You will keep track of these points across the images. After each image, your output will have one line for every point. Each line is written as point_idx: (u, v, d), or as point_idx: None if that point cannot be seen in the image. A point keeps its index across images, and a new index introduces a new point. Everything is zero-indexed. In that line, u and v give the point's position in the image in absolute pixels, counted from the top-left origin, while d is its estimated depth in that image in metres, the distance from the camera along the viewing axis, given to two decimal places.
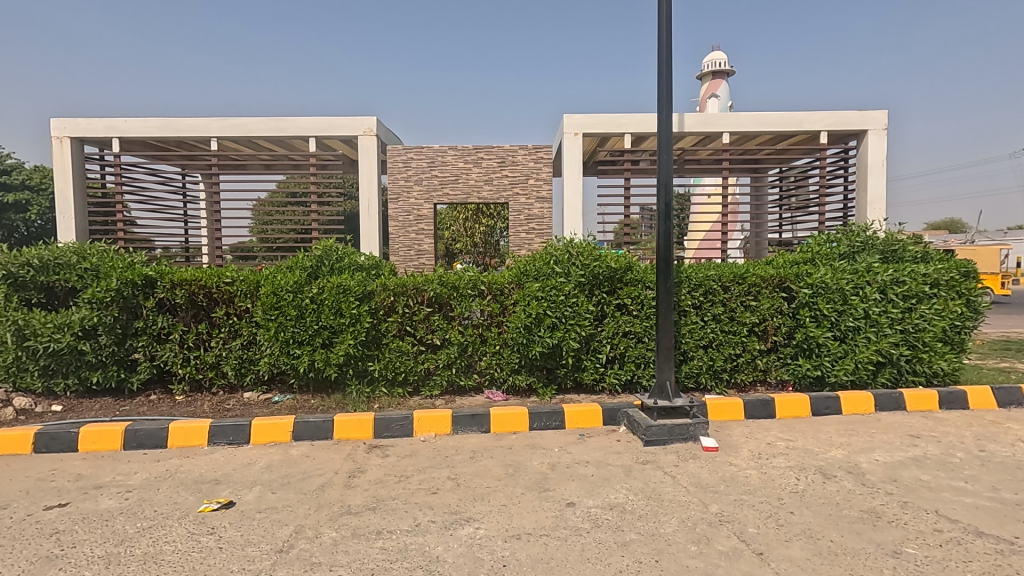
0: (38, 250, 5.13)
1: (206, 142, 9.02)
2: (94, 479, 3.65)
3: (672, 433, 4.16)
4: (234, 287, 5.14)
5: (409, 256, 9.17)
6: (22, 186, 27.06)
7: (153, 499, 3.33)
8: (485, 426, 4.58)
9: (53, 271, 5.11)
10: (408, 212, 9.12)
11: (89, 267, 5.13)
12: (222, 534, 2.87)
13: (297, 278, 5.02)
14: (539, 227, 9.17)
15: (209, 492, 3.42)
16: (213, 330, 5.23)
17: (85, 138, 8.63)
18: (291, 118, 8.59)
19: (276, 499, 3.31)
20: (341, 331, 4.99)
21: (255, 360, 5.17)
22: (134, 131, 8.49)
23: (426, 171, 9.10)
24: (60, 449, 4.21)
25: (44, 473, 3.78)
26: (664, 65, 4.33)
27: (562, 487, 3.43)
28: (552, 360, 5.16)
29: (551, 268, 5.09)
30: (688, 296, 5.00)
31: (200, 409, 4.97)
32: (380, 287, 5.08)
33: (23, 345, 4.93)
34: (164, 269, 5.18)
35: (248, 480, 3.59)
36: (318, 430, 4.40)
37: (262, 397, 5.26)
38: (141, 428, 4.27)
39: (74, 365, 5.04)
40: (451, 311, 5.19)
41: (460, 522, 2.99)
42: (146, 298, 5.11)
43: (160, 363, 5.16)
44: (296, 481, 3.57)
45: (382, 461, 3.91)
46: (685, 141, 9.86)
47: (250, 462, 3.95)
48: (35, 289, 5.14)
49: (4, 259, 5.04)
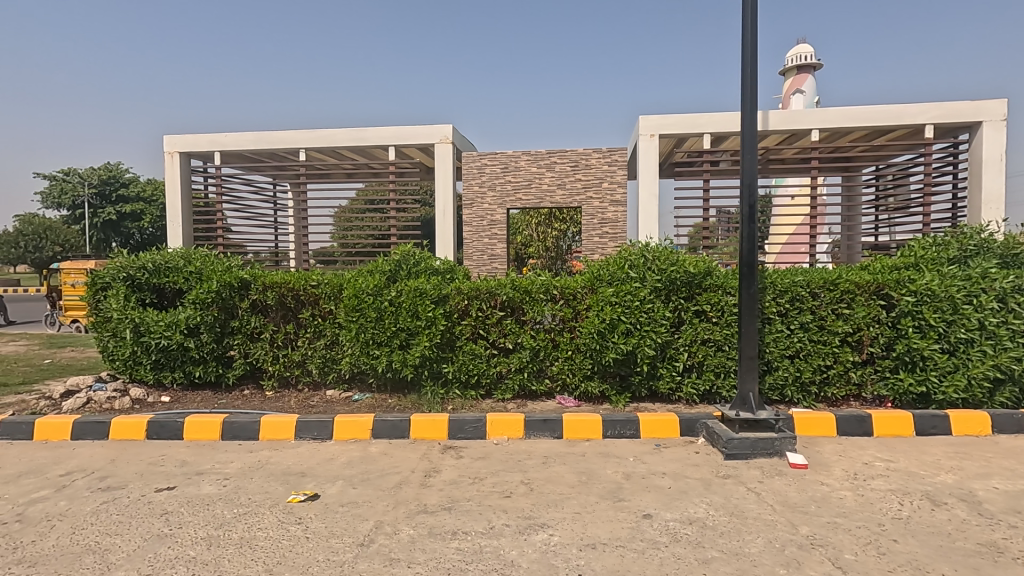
0: (151, 255, 5.68)
1: (295, 154, 9.61)
2: (196, 466, 3.96)
3: (755, 447, 3.94)
4: (319, 290, 5.43)
5: (481, 260, 9.31)
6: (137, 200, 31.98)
7: (247, 487, 3.57)
8: (558, 432, 4.54)
9: (163, 274, 5.63)
10: (482, 217, 9.28)
11: (193, 270, 5.60)
12: (309, 524, 3.02)
13: (377, 281, 5.23)
14: (613, 232, 9.03)
15: (296, 484, 3.62)
16: (300, 330, 5.54)
17: (191, 152, 9.42)
18: (372, 128, 8.98)
19: (356, 494, 3.43)
20: (417, 334, 5.12)
21: (337, 359, 5.45)
22: (233, 144, 9.19)
23: (500, 176, 9.20)
24: (167, 437, 4.61)
25: (154, 458, 4.15)
26: (748, 62, 4.14)
27: (637, 498, 3.33)
28: (626, 367, 5.05)
29: (625, 273, 4.98)
30: (773, 302, 4.73)
31: (287, 405, 5.29)
32: (454, 291, 5.18)
33: (138, 340, 5.49)
34: (257, 273, 5.55)
35: (331, 475, 3.77)
36: (396, 429, 4.55)
37: (343, 395, 5.51)
38: (235, 420, 4.59)
39: (180, 360, 5.52)
40: (523, 316, 5.21)
41: (534, 527, 2.97)
42: (241, 299, 5.50)
43: (252, 360, 5.54)
44: (375, 478, 3.70)
45: (456, 462, 3.98)
46: (768, 139, 9.36)
47: (332, 457, 4.13)
48: (148, 290, 5.69)
49: (124, 263, 5.62)
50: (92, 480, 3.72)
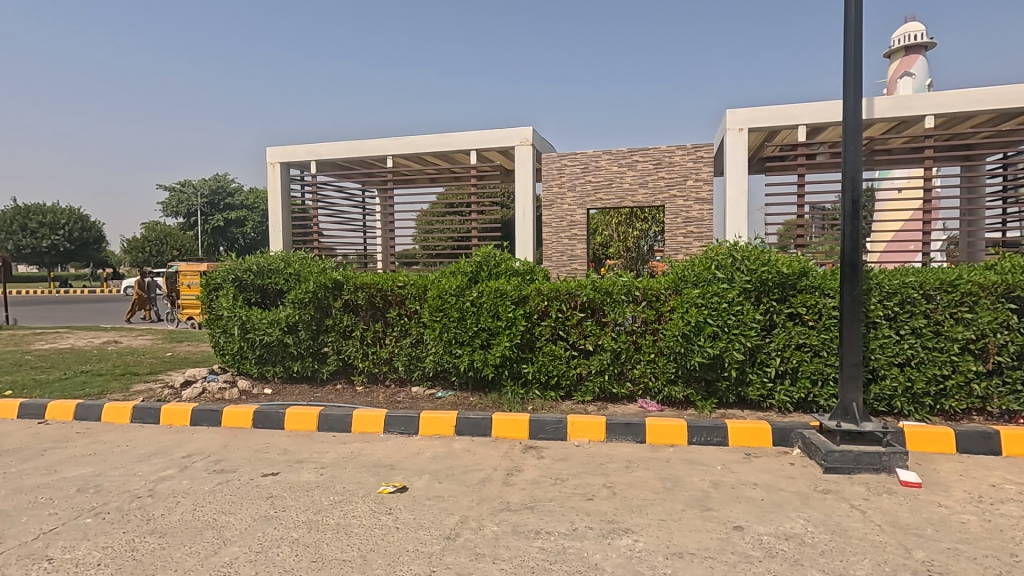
0: (256, 258, 6.18)
1: (382, 161, 10.08)
2: (296, 454, 4.26)
3: (859, 462, 3.65)
4: (405, 290, 5.66)
5: (561, 261, 9.31)
6: (238, 210, 36.25)
7: (342, 476, 3.78)
8: (640, 436, 4.45)
9: (266, 276, 6.10)
10: (562, 218, 9.28)
11: (292, 272, 6.03)
12: (398, 515, 3.16)
13: (459, 282, 5.37)
14: (698, 231, 8.71)
15: (386, 476, 3.79)
16: (387, 328, 5.79)
17: (290, 162, 10.13)
18: (454, 133, 9.25)
19: (442, 489, 3.54)
20: (498, 334, 5.20)
21: (422, 357, 5.65)
22: (328, 154, 9.79)
23: (580, 177, 9.15)
24: (271, 426, 4.99)
25: (260, 445, 4.51)
26: (851, 46, 3.85)
27: (727, 508, 3.19)
28: (712, 372, 4.85)
29: (711, 274, 4.79)
30: (880, 305, 4.36)
31: (376, 400, 5.55)
32: (534, 292, 5.22)
33: (245, 336, 5.98)
34: (349, 274, 5.87)
35: (418, 469, 3.91)
36: (478, 427, 4.65)
37: (427, 392, 5.70)
38: (330, 413, 4.89)
39: (281, 355, 5.96)
40: (603, 317, 5.15)
41: (618, 532, 2.93)
42: (334, 299, 5.84)
43: (344, 356, 5.87)
44: (459, 474, 3.80)
45: (537, 462, 4.01)
46: (873, 128, 8.64)
47: (418, 451, 4.29)
48: (253, 290, 6.19)
49: (233, 266, 6.15)
50: (209, 462, 4.10)
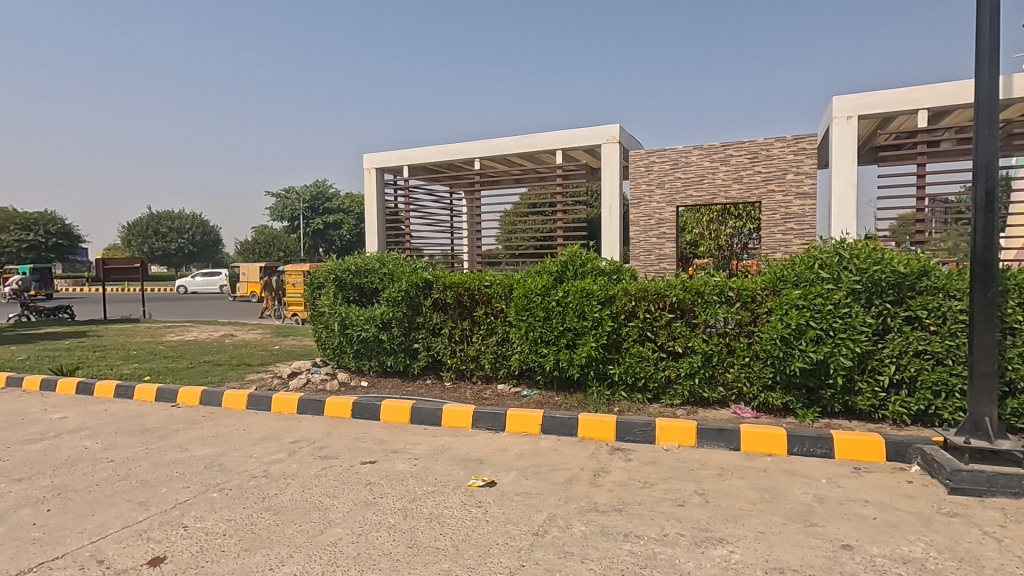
0: (354, 259, 6.58)
1: (470, 163, 10.35)
2: (391, 445, 4.49)
3: (992, 484, 3.26)
4: (492, 289, 5.78)
5: (649, 261, 9.10)
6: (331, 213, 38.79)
7: (434, 468, 3.94)
8: (735, 444, 4.24)
9: (363, 275, 6.47)
10: (649, 216, 9.06)
11: (386, 272, 6.35)
12: (488, 508, 3.24)
13: (545, 281, 5.41)
14: (798, 227, 8.17)
15: (475, 470, 3.90)
16: (474, 327, 5.95)
17: (384, 167, 10.65)
18: (540, 134, 9.31)
19: (529, 485, 3.59)
20: (584, 333, 5.19)
21: (507, 356, 5.74)
22: (419, 158, 10.21)
23: (669, 173, 8.89)
24: (367, 417, 5.29)
25: (359, 434, 4.80)
26: (986, 18, 3.45)
27: (833, 525, 2.98)
28: (814, 378, 4.54)
29: (815, 273, 4.48)
30: (1019, 309, 3.87)
31: (464, 396, 5.72)
32: (621, 292, 5.14)
33: (344, 332, 6.38)
34: (438, 274, 6.10)
35: (505, 464, 3.99)
36: (564, 426, 4.66)
37: (512, 389, 5.78)
38: (422, 406, 5.11)
39: (376, 350, 6.29)
40: (694, 318, 4.97)
41: (712, 541, 2.82)
42: (425, 298, 6.09)
43: (434, 353, 6.10)
44: (546, 472, 3.83)
45: (625, 465, 3.95)
46: (1011, 108, 7.67)
47: (506, 448, 4.37)
48: (351, 289, 6.59)
49: (334, 266, 6.59)
50: (314, 448, 4.43)
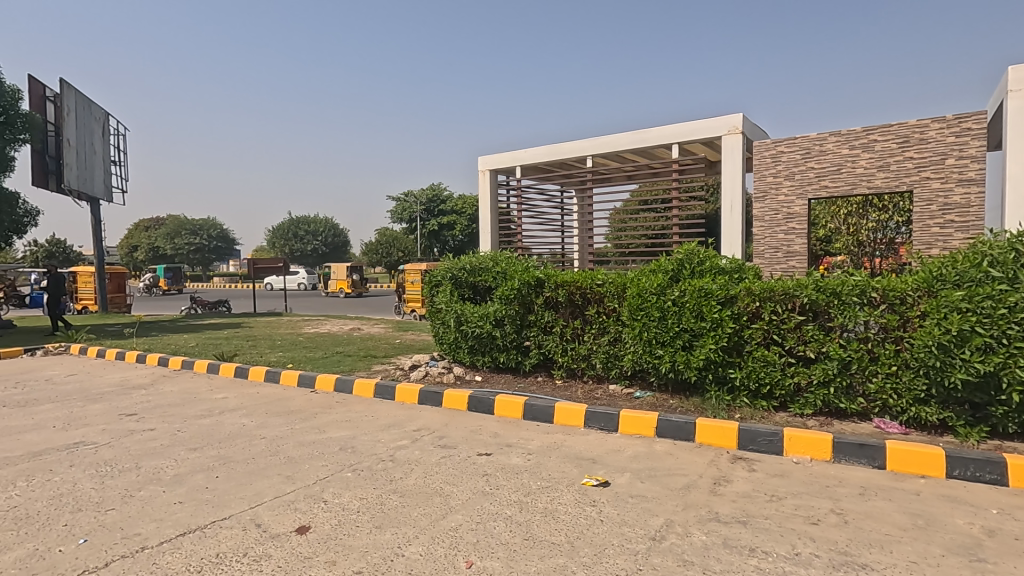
0: (469, 258, 6.85)
1: (581, 162, 10.31)
2: (505, 439, 4.61)
3: None
4: (604, 288, 5.71)
5: (775, 259, 8.48)
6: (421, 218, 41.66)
7: (547, 464, 3.99)
8: (879, 461, 3.82)
9: (477, 274, 6.72)
10: (776, 210, 8.43)
11: (499, 270, 6.54)
12: (602, 508, 3.21)
13: (661, 281, 5.25)
14: (961, 220, 7.15)
15: (589, 469, 3.88)
16: (586, 326, 5.92)
17: (498, 169, 10.94)
18: (654, 128, 9.04)
19: (644, 489, 3.51)
20: (702, 335, 4.95)
21: (619, 356, 5.64)
22: (531, 158, 10.36)
23: (800, 164, 8.20)
24: (482, 410, 5.49)
25: (475, 427, 4.99)
26: None
27: (1009, 563, 2.57)
28: (981, 394, 3.94)
29: (984, 273, 3.90)
30: None
31: (575, 394, 5.71)
32: (743, 292, 4.85)
33: (460, 328, 6.66)
34: (550, 272, 6.16)
35: (619, 466, 3.93)
36: (681, 430, 4.49)
37: (624, 390, 5.67)
38: (534, 403, 5.19)
39: (489, 346, 6.49)
40: (829, 321, 4.55)
41: (853, 567, 2.56)
42: (536, 296, 6.18)
43: (545, 351, 6.16)
44: (662, 476, 3.71)
45: (749, 475, 3.71)
46: None
47: (619, 449, 4.31)
48: (467, 287, 6.86)
49: (451, 265, 6.90)
50: (434, 437, 4.68)
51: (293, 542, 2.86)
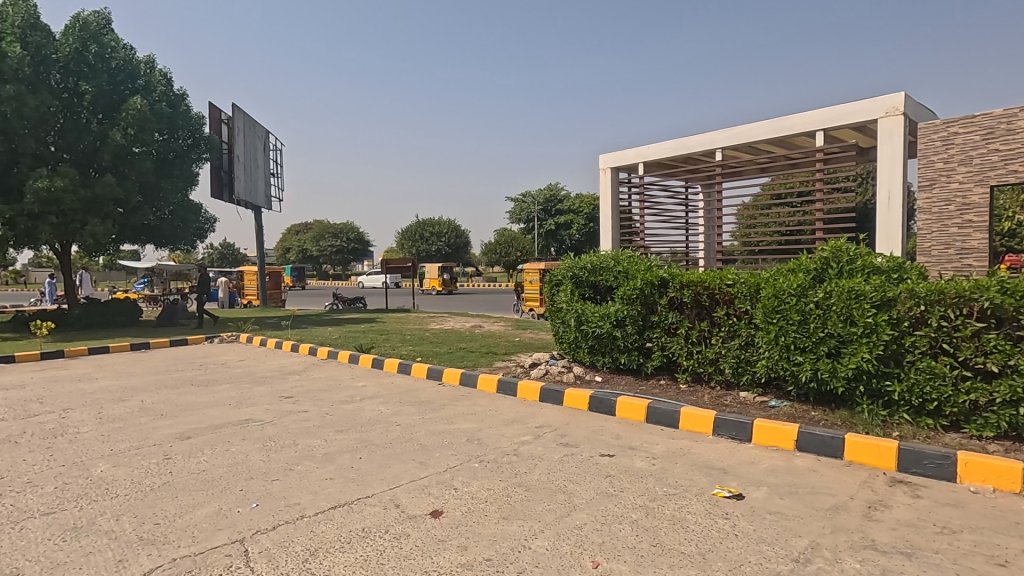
0: (590, 257, 6.83)
1: (709, 155, 9.80)
2: (628, 441, 4.52)
3: None
4: (735, 289, 5.38)
5: (944, 257, 7.40)
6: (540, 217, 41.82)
7: (673, 470, 3.85)
8: None
9: (598, 273, 6.67)
10: (947, 201, 7.35)
11: (621, 270, 6.43)
12: (736, 522, 3.03)
13: (802, 281, 4.82)
14: None
15: (719, 479, 3.68)
16: (714, 328, 5.61)
17: (619, 166, 10.67)
18: (795, 115, 8.32)
19: (784, 505, 3.24)
20: (852, 342, 4.45)
21: (752, 361, 5.27)
22: (655, 154, 10.01)
23: (979, 146, 7.06)
24: (603, 411, 5.43)
25: (596, 427, 4.96)
26: None
27: None
28: None
29: None
30: None
31: (701, 400, 5.43)
32: (903, 294, 4.30)
33: (580, 328, 6.65)
34: (675, 272, 5.93)
35: (754, 478, 3.67)
36: (826, 446, 4.09)
37: (757, 399, 5.28)
38: (658, 406, 5.03)
39: (610, 347, 6.40)
40: (1018, 330, 3.88)
41: None
42: (660, 296, 5.99)
43: (669, 353, 5.94)
44: (805, 494, 3.41)
45: (912, 501, 3.28)
46: None
47: (754, 461, 4.03)
48: (587, 286, 6.83)
49: (572, 264, 6.93)
50: (556, 435, 4.73)
51: (428, 524, 3.05)
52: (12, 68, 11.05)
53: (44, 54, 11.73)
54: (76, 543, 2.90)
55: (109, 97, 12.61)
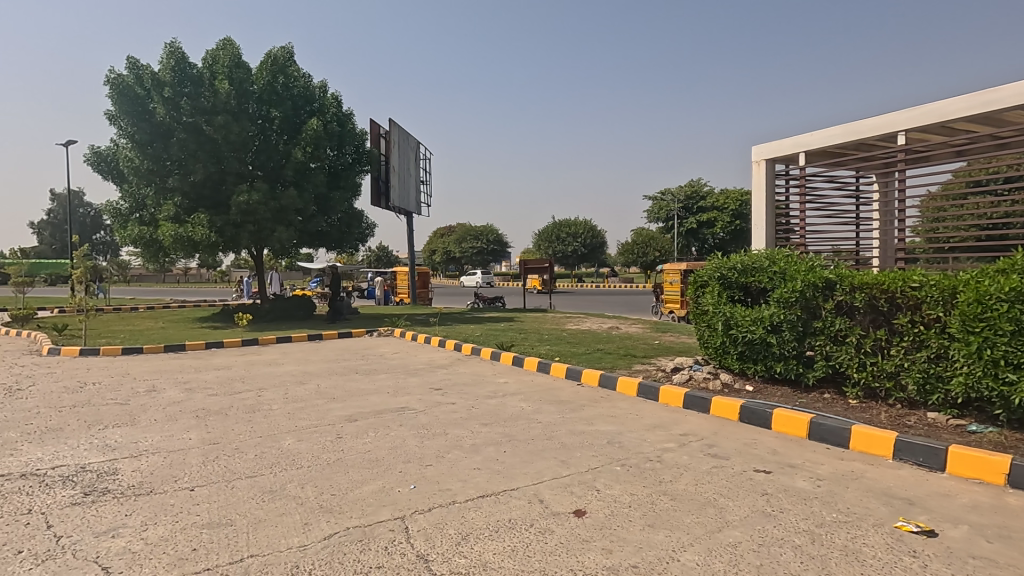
0: (741, 257, 6.37)
1: (887, 140, 8.59)
2: (787, 458, 4.13)
3: None
4: (922, 293, 4.66)
5: None
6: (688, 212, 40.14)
7: (844, 495, 3.43)
8: None
9: (750, 274, 6.19)
10: None
11: (777, 270, 5.91)
12: (928, 563, 2.61)
13: (1016, 284, 4.03)
14: None
15: (903, 510, 3.21)
16: (893, 337, 4.91)
17: (777, 158, 9.69)
18: (1007, 85, 6.94)
19: (994, 551, 2.72)
20: None
21: (945, 377, 4.51)
22: (819, 142, 8.98)
23: None
24: (757, 423, 5.04)
25: (749, 440, 4.61)
26: None
27: None
28: None
29: None
30: None
31: (876, 418, 4.77)
32: None
33: (728, 332, 6.22)
34: (844, 273, 5.31)
35: (951, 514, 3.14)
36: None
37: (951, 422, 4.51)
38: (824, 422, 4.54)
39: (763, 354, 5.90)
40: None
41: None
42: (825, 300, 5.39)
43: (835, 364, 5.33)
44: (1022, 540, 2.83)
45: None
46: None
47: (949, 493, 3.45)
48: (736, 288, 6.38)
49: (720, 264, 6.52)
50: (703, 444, 4.47)
51: (572, 523, 3.07)
52: (222, 101, 13.30)
53: (244, 87, 13.91)
54: (272, 504, 3.40)
55: (292, 120, 14.60)
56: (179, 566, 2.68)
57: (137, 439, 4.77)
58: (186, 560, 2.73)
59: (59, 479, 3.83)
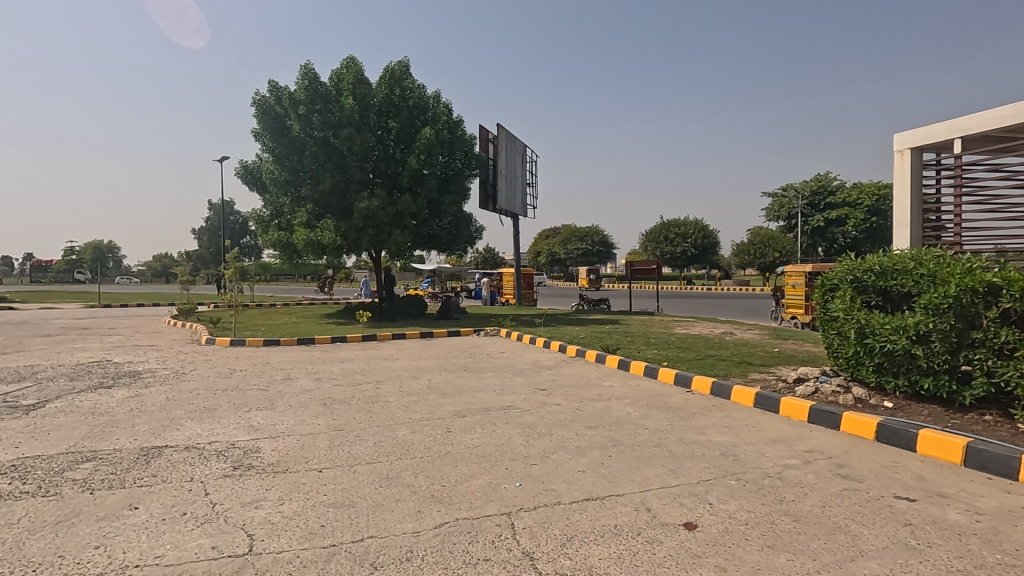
0: (880, 258, 5.71)
1: None
2: (936, 486, 3.64)
3: None
4: None
5: None
6: (816, 211, 36.65)
7: (1012, 534, 2.95)
8: None
9: (891, 277, 5.54)
10: None
11: (925, 273, 5.24)
12: None
13: None
14: None
15: None
16: None
17: (926, 146, 8.58)
18: None
19: None
20: None
21: None
22: (980, 126, 7.79)
23: None
24: (898, 444, 4.49)
25: (888, 462, 4.12)
26: None
27: None
28: None
29: None
30: None
31: None
32: None
33: (862, 341, 5.60)
34: (1013, 276, 4.58)
35: None
36: None
37: None
38: (985, 448, 3.95)
39: (905, 367, 5.24)
40: None
41: None
42: (987, 307, 4.70)
43: (1000, 381, 4.61)
44: None
45: None
46: None
47: None
48: (874, 292, 5.73)
49: (853, 266, 5.91)
50: (832, 463, 4.07)
51: (682, 536, 2.94)
52: (346, 115, 14.44)
53: (366, 101, 15.01)
54: (389, 490, 3.63)
55: (407, 130, 15.48)
56: (310, 539, 2.95)
57: (275, 422, 5.33)
58: (316, 535, 3.00)
59: (214, 453, 4.38)
